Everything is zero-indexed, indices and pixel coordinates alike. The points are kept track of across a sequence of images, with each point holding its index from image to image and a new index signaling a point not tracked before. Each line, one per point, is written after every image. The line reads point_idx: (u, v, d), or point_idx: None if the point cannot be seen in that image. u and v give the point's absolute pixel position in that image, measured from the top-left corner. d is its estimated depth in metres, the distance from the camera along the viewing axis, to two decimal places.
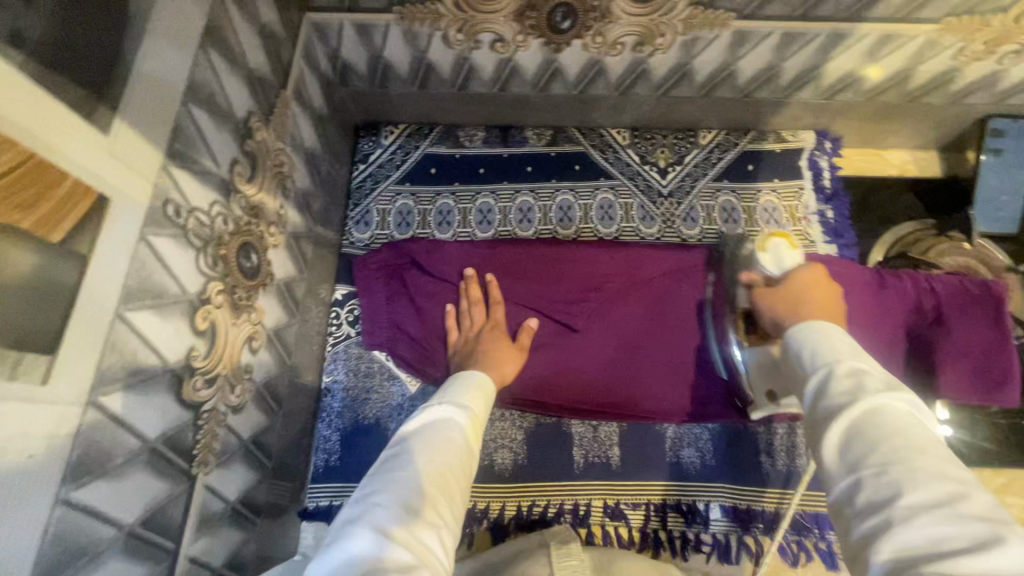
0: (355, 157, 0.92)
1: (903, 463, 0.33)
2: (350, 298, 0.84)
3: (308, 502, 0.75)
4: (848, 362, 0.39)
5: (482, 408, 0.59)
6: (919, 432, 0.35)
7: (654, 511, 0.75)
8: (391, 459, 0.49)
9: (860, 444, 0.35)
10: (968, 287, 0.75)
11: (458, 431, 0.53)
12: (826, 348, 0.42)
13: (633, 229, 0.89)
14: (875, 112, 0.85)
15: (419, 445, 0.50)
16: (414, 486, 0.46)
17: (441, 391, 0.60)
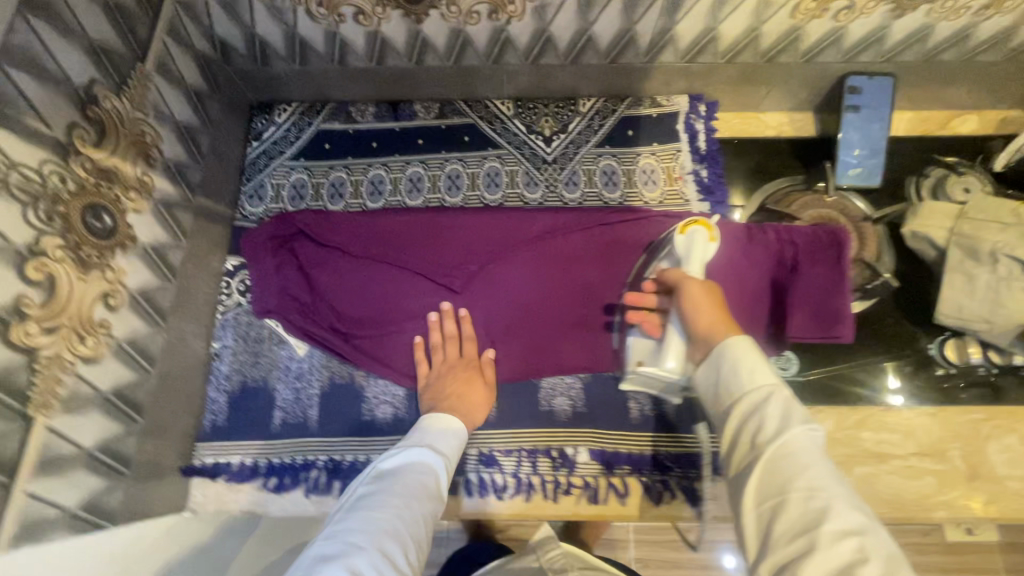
0: (249, 135, 0.95)
1: (817, 492, 0.43)
2: (242, 269, 0.88)
3: (195, 459, 0.80)
4: (770, 393, 0.50)
5: (451, 460, 0.67)
6: (817, 457, 0.46)
7: (524, 457, 0.80)
8: (368, 500, 0.56)
9: (783, 475, 0.45)
10: (819, 236, 0.81)
11: (431, 477, 0.61)
12: (747, 376, 0.52)
13: (518, 195, 0.93)
14: (739, 74, 0.89)
15: (396, 488, 0.57)
16: (389, 527, 0.52)
17: (414, 440, 0.68)
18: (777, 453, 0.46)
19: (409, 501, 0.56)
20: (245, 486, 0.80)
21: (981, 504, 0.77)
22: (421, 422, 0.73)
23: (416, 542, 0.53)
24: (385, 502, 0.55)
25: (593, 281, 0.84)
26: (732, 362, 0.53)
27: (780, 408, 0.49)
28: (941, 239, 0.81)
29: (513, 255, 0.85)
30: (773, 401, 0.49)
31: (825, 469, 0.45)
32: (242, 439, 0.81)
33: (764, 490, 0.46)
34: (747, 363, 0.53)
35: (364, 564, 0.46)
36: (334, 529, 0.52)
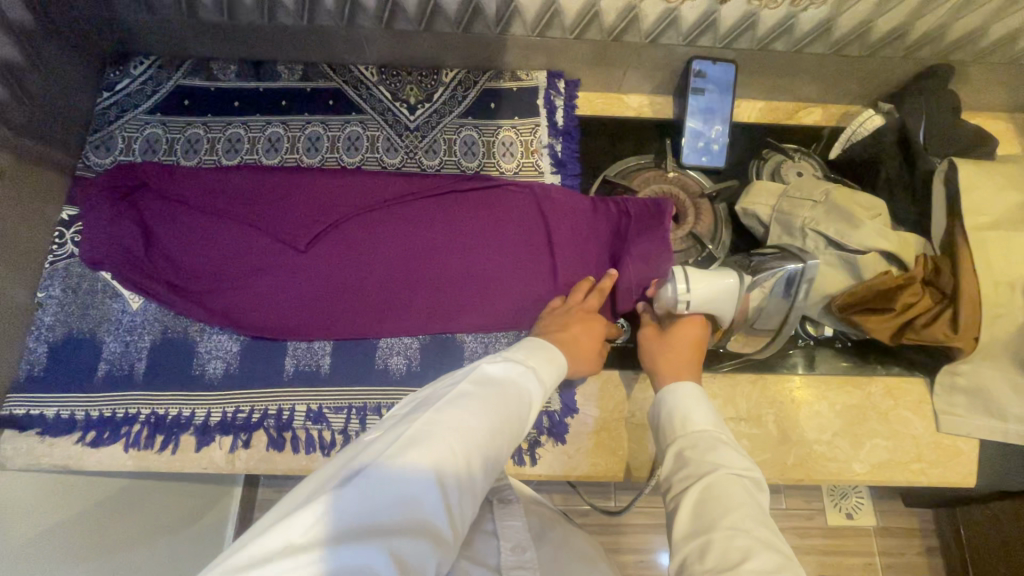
0: (101, 85, 0.92)
1: (741, 527, 0.48)
2: (78, 220, 0.85)
3: (6, 410, 0.76)
4: (712, 434, 0.58)
5: (548, 389, 0.62)
6: (747, 501, 0.51)
7: (354, 414, 0.80)
8: (470, 402, 0.52)
9: (714, 510, 0.50)
10: (648, 207, 0.85)
11: (525, 406, 0.57)
12: (694, 413, 0.60)
13: (377, 159, 0.94)
14: (591, 52, 0.92)
15: (496, 409, 0.53)
16: (477, 452, 0.49)
17: (525, 354, 0.63)
18: (706, 488, 0.52)
19: (502, 429, 0.53)
20: (62, 440, 0.76)
21: (790, 466, 0.81)
22: (527, 346, 0.66)
23: (491, 473, 0.51)
24: (482, 414, 0.51)
25: (441, 246, 0.82)
26: (677, 403, 0.62)
27: (728, 449, 0.56)
28: (766, 215, 0.85)
29: (360, 216, 0.82)
30: (714, 441, 0.57)
31: (751, 510, 0.50)
32: (59, 391, 0.77)
33: (695, 520, 0.51)
34: (693, 408, 0.61)
35: (451, 475, 0.46)
36: (435, 414, 0.50)
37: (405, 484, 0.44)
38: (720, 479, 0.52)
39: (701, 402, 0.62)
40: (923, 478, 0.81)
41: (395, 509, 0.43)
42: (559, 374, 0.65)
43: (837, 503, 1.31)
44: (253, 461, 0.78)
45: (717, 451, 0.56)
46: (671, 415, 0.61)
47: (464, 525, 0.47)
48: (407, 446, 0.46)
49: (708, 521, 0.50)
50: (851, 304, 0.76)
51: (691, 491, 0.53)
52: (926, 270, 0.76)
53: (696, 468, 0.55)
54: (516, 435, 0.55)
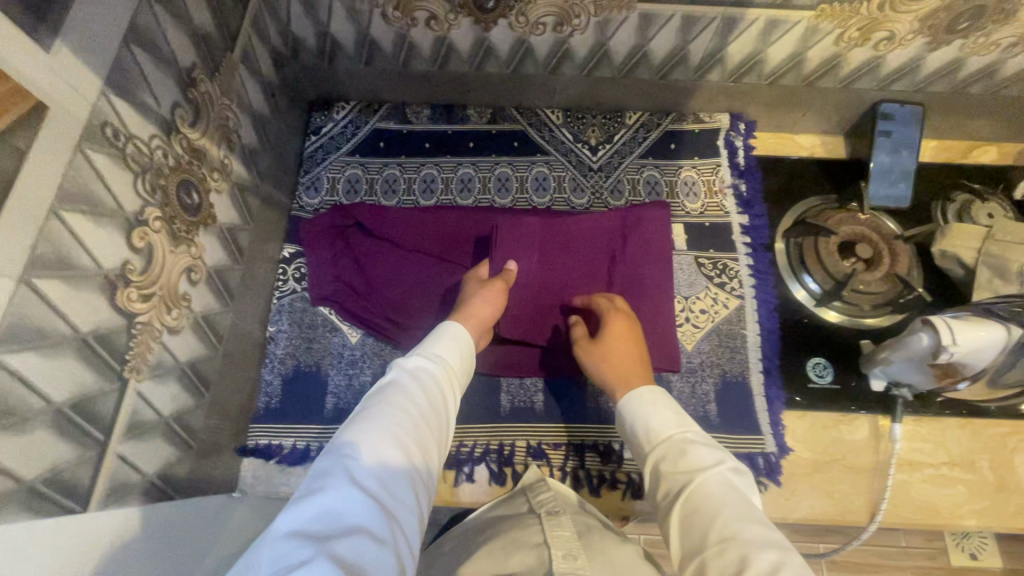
0: (308, 129, 0.98)
1: (728, 530, 0.50)
2: (298, 257, 0.90)
3: (248, 440, 0.80)
4: (680, 436, 0.61)
5: (457, 363, 0.66)
6: (731, 495, 0.53)
7: (573, 451, 0.81)
8: (372, 411, 0.55)
9: (700, 517, 0.53)
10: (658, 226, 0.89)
11: (440, 391, 0.61)
12: (655, 422, 0.63)
13: (565, 200, 0.97)
14: (779, 96, 0.94)
15: (408, 402, 0.57)
16: (393, 445, 0.52)
17: (425, 343, 0.67)
18: (687, 500, 0.55)
19: (419, 419, 0.56)
20: (297, 468, 0.80)
21: (1012, 515, 0.79)
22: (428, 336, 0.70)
23: (422, 460, 0.54)
24: (393, 413, 0.54)
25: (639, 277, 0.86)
26: (643, 412, 0.65)
27: (704, 450, 0.59)
28: (970, 258, 0.85)
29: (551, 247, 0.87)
30: (685, 443, 0.60)
31: (733, 512, 0.51)
32: (294, 421, 0.81)
33: (687, 535, 0.53)
34: (659, 410, 0.65)
35: (369, 475, 0.48)
36: (347, 435, 0.52)
37: (328, 500, 0.44)
38: (697, 487, 0.55)
39: (670, 403, 0.65)
40: None
41: (322, 526, 0.42)
42: (466, 344, 0.69)
43: (959, 542, 1.25)
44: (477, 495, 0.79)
45: (689, 455, 0.58)
46: (643, 424, 0.64)
47: (411, 519, 0.48)
48: (314, 477, 0.47)
49: (698, 532, 0.52)
50: None
51: (678, 504, 0.56)
52: None
53: (675, 482, 0.57)
54: (437, 414, 0.58)
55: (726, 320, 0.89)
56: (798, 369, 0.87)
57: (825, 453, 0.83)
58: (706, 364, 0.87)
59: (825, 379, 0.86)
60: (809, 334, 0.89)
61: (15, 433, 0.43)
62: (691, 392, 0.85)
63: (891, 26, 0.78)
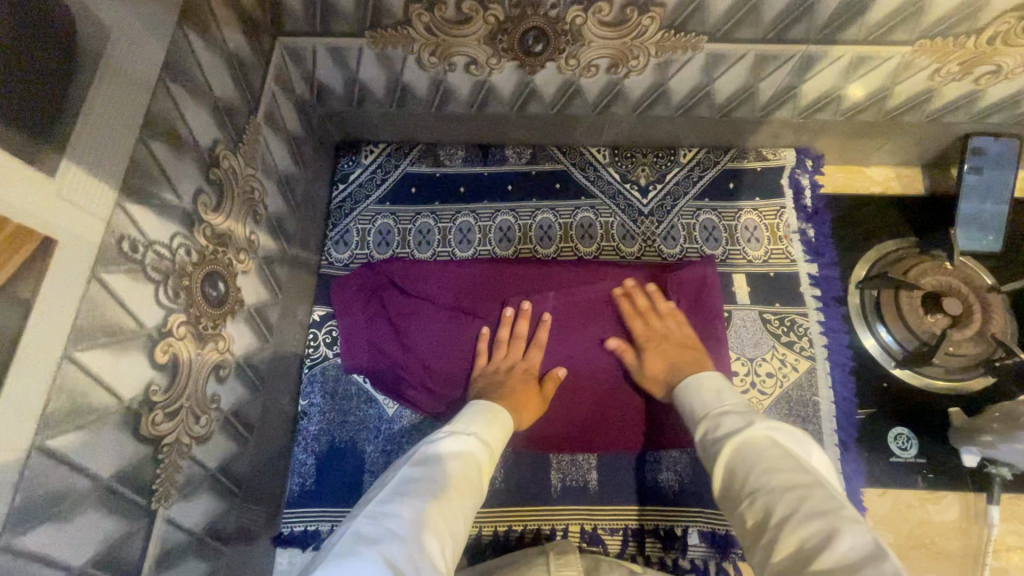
0: (335, 177, 0.93)
1: (775, 478, 0.45)
2: (329, 320, 0.84)
3: (283, 528, 0.74)
4: (721, 409, 0.58)
5: (498, 443, 0.64)
6: (776, 450, 0.49)
7: (631, 536, 0.77)
8: (410, 486, 0.53)
9: (743, 470, 0.49)
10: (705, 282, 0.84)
11: (475, 466, 0.58)
12: (702, 401, 0.62)
13: (614, 248, 0.90)
14: (855, 130, 0.84)
15: (441, 475, 0.55)
16: (425, 526, 0.49)
17: (466, 418, 0.65)
18: (732, 453, 0.51)
19: (451, 492, 0.53)
20: None
21: None
22: (470, 407, 0.68)
23: (451, 539, 0.50)
24: (429, 487, 0.53)
25: None
26: (688, 399, 0.64)
27: (737, 416, 0.56)
28: None
29: (585, 314, 0.82)
30: (729, 413, 0.57)
31: (779, 461, 0.47)
32: (330, 504, 0.76)
33: (732, 486, 0.49)
34: (703, 394, 0.63)
35: (400, 558, 0.45)
36: (380, 507, 0.50)
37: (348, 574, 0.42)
38: (740, 444, 0.51)
39: (713, 385, 0.64)
40: None
41: None
42: (506, 427, 0.66)
43: None
44: None
45: (726, 423, 0.56)
46: (689, 406, 0.63)
47: None
48: (353, 552, 0.45)
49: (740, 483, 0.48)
50: None
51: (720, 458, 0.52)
52: None
53: (710, 447, 0.55)
54: (473, 494, 0.55)
55: (797, 385, 0.80)
56: (879, 440, 0.78)
57: (911, 536, 0.75)
58: None
59: (910, 454, 0.77)
60: (889, 401, 0.80)
61: None
62: None
63: (999, 60, 0.68)
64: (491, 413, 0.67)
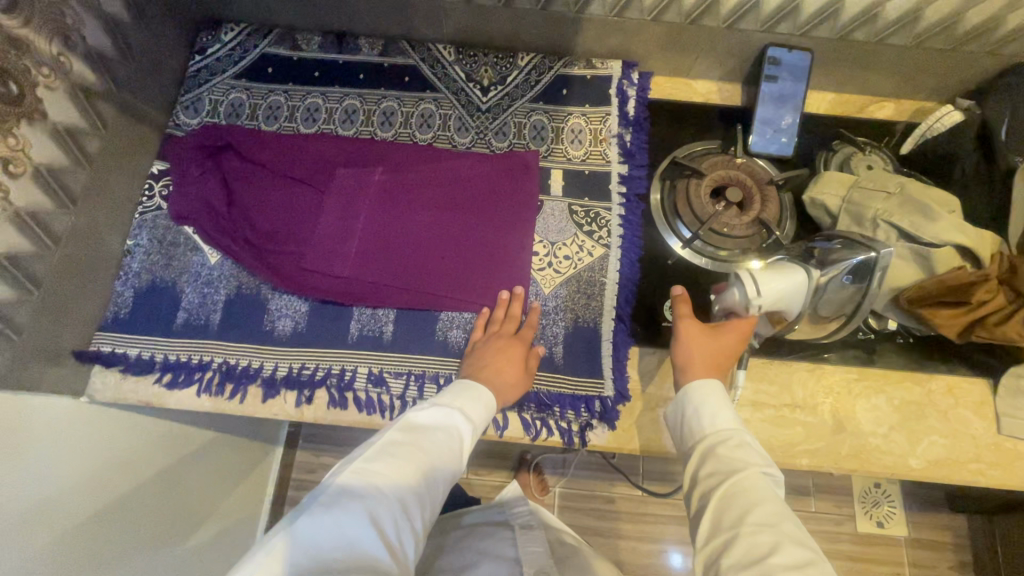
0: (194, 49, 0.97)
1: (776, 525, 0.54)
2: (166, 175, 0.89)
3: (92, 347, 0.81)
4: (734, 432, 0.64)
5: (485, 416, 0.71)
6: (774, 498, 0.57)
7: (413, 381, 0.81)
8: (393, 449, 0.61)
9: (739, 508, 0.56)
10: (515, 169, 0.91)
11: (458, 440, 0.66)
12: (719, 415, 0.66)
13: (448, 137, 0.95)
14: (666, 35, 0.92)
15: (426, 444, 0.63)
16: (405, 491, 0.58)
17: (458, 391, 0.71)
18: (732, 483, 0.58)
19: (432, 463, 0.62)
20: (143, 378, 0.81)
21: (844, 455, 0.81)
22: (462, 380, 0.74)
23: (433, 501, 0.61)
24: (410, 454, 0.61)
25: (489, 221, 0.89)
26: (705, 403, 0.67)
27: (750, 449, 0.62)
28: (834, 206, 0.85)
29: (406, 188, 0.89)
30: (739, 442, 0.63)
31: (779, 510, 0.55)
32: (142, 332, 0.82)
33: (721, 518, 0.56)
34: (722, 411, 0.66)
35: (384, 517, 0.55)
36: (369, 461, 0.59)
37: (343, 527, 0.53)
38: (746, 478, 0.58)
39: (732, 414, 0.66)
40: (981, 479, 0.79)
41: (335, 551, 0.52)
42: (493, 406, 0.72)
43: (868, 510, 1.36)
44: (315, 416, 0.80)
45: (741, 449, 0.62)
46: (706, 412, 0.66)
47: (410, 559, 0.56)
48: (337, 499, 0.55)
49: (740, 517, 0.55)
50: (922, 300, 0.75)
51: (718, 489, 0.58)
52: (1001, 269, 0.75)
53: (726, 467, 0.61)
54: (456, 461, 0.65)
55: (589, 268, 0.88)
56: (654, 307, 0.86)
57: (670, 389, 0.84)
58: (560, 308, 0.86)
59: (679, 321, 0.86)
60: (672, 277, 0.88)
61: None
62: (540, 336, 0.84)
63: None
64: (480, 390, 0.72)
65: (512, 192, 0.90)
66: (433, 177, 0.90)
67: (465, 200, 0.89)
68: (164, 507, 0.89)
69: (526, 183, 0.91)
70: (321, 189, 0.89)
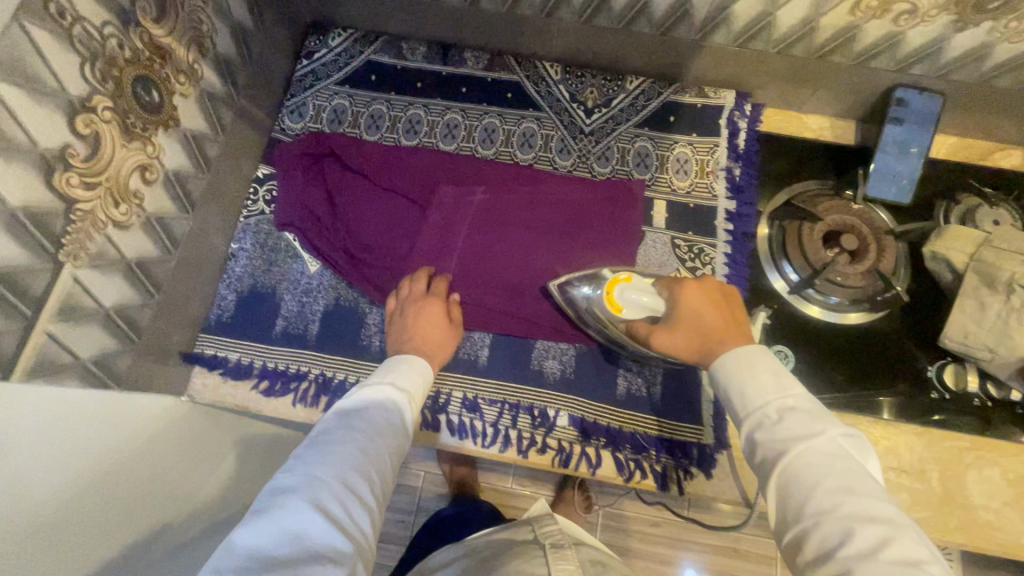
0: (301, 52, 0.97)
1: (839, 508, 0.46)
2: (270, 179, 0.90)
3: (196, 349, 0.82)
4: (776, 403, 0.55)
5: (424, 387, 0.69)
6: (840, 464, 0.49)
7: (507, 410, 0.81)
8: (330, 436, 0.57)
9: (802, 487, 0.49)
10: (620, 198, 0.88)
11: (394, 415, 0.62)
12: (753, 387, 0.57)
13: (549, 159, 0.94)
14: (786, 68, 0.88)
15: (364, 424, 0.59)
16: (349, 471, 0.54)
17: (387, 366, 0.68)
18: (787, 466, 0.50)
19: (377, 440, 0.58)
20: (240, 383, 0.82)
21: (950, 529, 0.76)
22: (387, 359, 0.70)
23: (381, 476, 0.57)
24: (351, 436, 0.57)
25: (591, 249, 0.86)
26: (738, 380, 0.58)
27: (808, 422, 0.52)
28: (960, 263, 0.80)
29: (507, 209, 0.88)
30: (786, 414, 0.54)
31: (840, 480, 0.48)
32: (243, 337, 0.83)
33: (783, 503, 0.50)
34: (757, 376, 0.57)
35: (329, 502, 0.51)
36: (305, 454, 0.55)
37: (282, 523, 0.49)
38: (801, 458, 0.50)
39: (773, 366, 0.58)
40: None
41: (279, 546, 0.47)
42: (428, 374, 0.70)
43: None
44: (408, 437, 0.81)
45: (787, 420, 0.53)
46: (740, 389, 0.57)
47: (366, 539, 0.52)
48: (274, 496, 0.51)
49: (802, 502, 0.49)
50: None
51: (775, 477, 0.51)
52: None
53: (778, 441, 0.53)
54: (400, 435, 0.61)
55: None
56: None
57: None
58: None
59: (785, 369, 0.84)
60: (778, 323, 0.86)
61: None
62: (639, 374, 0.82)
63: None
64: (415, 364, 0.69)
65: (615, 221, 0.87)
66: (537, 199, 0.88)
67: (567, 226, 0.87)
68: (212, 494, 0.79)
69: (630, 214, 0.88)
70: (422, 205, 0.88)
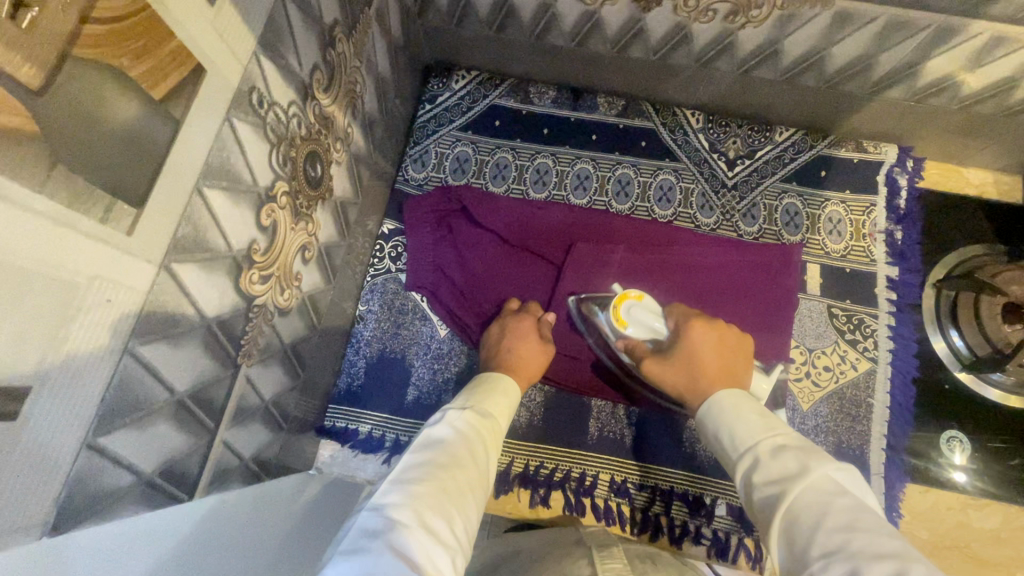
0: (424, 96, 0.92)
1: (844, 542, 0.35)
2: (396, 235, 0.86)
3: (325, 421, 0.78)
4: (766, 443, 0.46)
5: (503, 416, 0.59)
6: (839, 498, 0.39)
7: (658, 495, 0.75)
8: (399, 472, 0.46)
9: (802, 527, 0.38)
10: (775, 264, 0.82)
11: (477, 447, 0.51)
12: (744, 430, 0.48)
13: (689, 216, 0.87)
14: (963, 124, 0.80)
15: (444, 454, 0.48)
16: (432, 506, 0.42)
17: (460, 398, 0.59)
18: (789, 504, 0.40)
19: (461, 472, 0.47)
20: (370, 457, 0.77)
21: None
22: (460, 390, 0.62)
23: (465, 518, 0.44)
24: (430, 465, 0.46)
25: (744, 319, 0.79)
26: (718, 420, 0.52)
27: (796, 457, 0.43)
28: None
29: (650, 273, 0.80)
30: (777, 450, 0.45)
31: (845, 510, 0.37)
32: (373, 408, 0.79)
33: (790, 556, 0.38)
34: (745, 417, 0.50)
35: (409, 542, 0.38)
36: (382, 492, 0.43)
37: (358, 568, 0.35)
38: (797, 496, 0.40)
39: (758, 407, 0.51)
40: None
41: None
42: (512, 402, 0.61)
43: None
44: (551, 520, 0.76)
45: (777, 457, 0.44)
46: (728, 430, 0.50)
47: None
48: (351, 542, 0.38)
49: (803, 548, 0.37)
50: None
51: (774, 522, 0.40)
52: None
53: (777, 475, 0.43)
54: (483, 469, 0.50)
55: (853, 384, 0.79)
56: (931, 443, 0.77)
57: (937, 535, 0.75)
58: (820, 430, 0.78)
59: (963, 458, 0.77)
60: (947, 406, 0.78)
61: (138, 427, 0.39)
62: None
63: None
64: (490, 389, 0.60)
65: (770, 289, 0.81)
66: (685, 261, 0.81)
67: (717, 292, 0.80)
68: None
69: (786, 281, 0.81)
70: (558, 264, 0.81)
